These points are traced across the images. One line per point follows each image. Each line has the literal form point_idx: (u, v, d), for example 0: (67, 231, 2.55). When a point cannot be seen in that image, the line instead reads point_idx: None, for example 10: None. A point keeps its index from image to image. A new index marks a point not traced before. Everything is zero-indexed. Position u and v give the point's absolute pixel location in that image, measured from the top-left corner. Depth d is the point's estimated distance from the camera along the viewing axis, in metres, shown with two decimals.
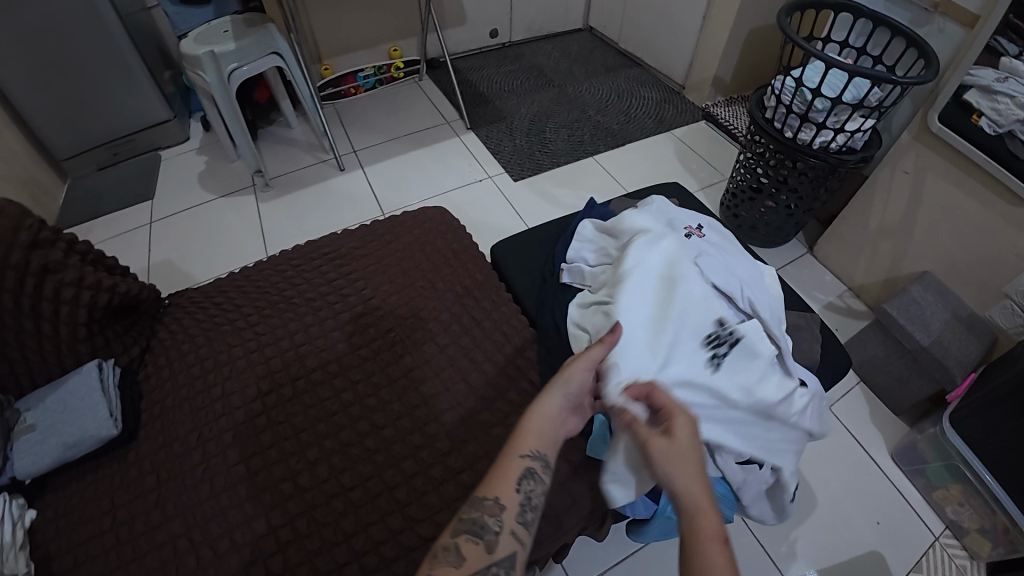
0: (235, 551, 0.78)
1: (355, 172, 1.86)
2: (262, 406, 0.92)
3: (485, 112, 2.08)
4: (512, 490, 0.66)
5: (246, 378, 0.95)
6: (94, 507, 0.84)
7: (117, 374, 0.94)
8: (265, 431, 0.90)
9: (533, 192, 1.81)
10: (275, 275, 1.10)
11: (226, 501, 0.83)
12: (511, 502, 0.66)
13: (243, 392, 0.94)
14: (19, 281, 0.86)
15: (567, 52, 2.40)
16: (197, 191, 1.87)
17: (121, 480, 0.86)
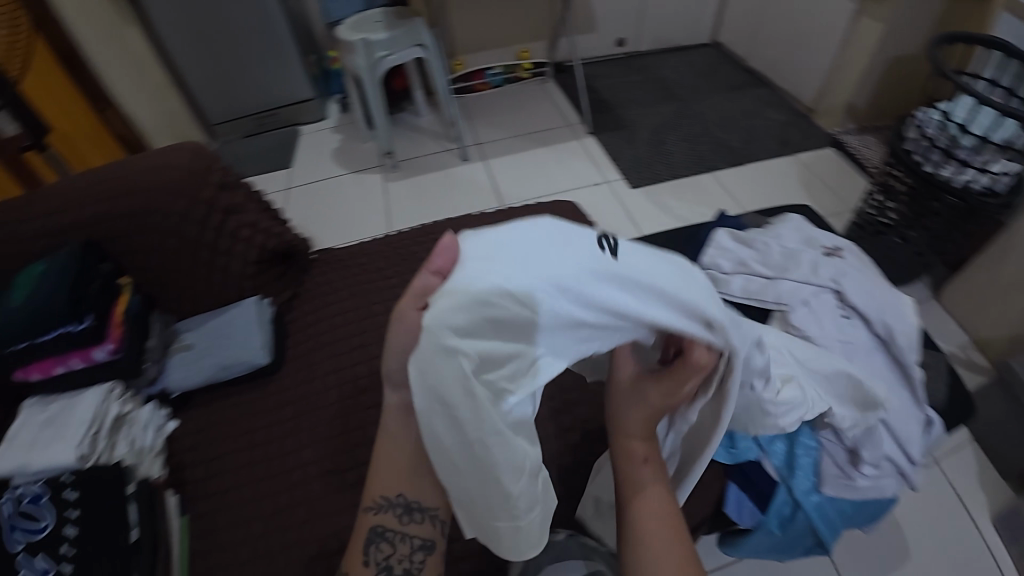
0: (360, 486, 0.86)
1: (475, 163, 1.93)
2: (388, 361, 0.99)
3: (605, 119, 2.09)
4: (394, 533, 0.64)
5: (360, 344, 1.01)
6: (220, 431, 0.96)
7: (270, 312, 1.05)
8: (360, 398, 0.95)
9: (648, 201, 1.81)
10: (413, 243, 1.18)
11: (310, 458, 0.90)
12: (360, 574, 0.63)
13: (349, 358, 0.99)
14: (206, 215, 0.98)
15: (693, 66, 2.37)
16: (333, 165, 1.99)
17: (253, 406, 0.97)
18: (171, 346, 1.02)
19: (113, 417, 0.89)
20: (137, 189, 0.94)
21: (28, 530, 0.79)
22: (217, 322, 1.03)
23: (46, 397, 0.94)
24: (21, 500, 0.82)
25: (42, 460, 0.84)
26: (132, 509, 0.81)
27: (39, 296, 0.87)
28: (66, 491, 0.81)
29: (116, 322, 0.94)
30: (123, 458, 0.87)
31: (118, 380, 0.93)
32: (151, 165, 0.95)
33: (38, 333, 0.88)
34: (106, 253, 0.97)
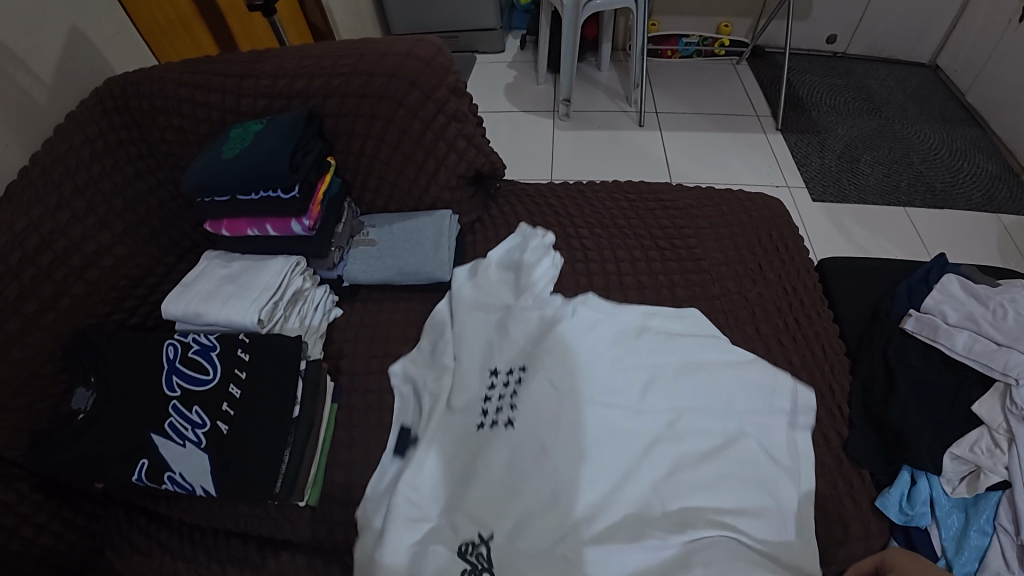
0: None
1: (651, 132, 1.81)
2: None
3: (797, 118, 1.92)
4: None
5: None
6: (378, 335, 1.00)
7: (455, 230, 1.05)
8: None
9: (828, 219, 1.63)
10: (613, 206, 1.18)
11: None
12: None
13: None
14: (433, 116, 0.98)
15: (905, 86, 2.09)
16: (504, 103, 1.92)
17: (415, 316, 1.01)
18: (355, 237, 1.06)
19: (294, 291, 0.95)
20: (378, 71, 0.97)
21: (198, 378, 0.86)
22: (400, 226, 1.05)
23: (230, 252, 1.01)
24: (194, 346, 0.88)
25: (224, 313, 0.89)
26: (300, 383, 0.87)
27: (256, 151, 0.88)
28: (239, 351, 0.87)
29: (316, 200, 0.95)
30: (293, 329, 0.94)
31: (304, 256, 0.96)
32: (399, 56, 0.97)
33: (245, 191, 0.90)
34: (325, 128, 1.02)
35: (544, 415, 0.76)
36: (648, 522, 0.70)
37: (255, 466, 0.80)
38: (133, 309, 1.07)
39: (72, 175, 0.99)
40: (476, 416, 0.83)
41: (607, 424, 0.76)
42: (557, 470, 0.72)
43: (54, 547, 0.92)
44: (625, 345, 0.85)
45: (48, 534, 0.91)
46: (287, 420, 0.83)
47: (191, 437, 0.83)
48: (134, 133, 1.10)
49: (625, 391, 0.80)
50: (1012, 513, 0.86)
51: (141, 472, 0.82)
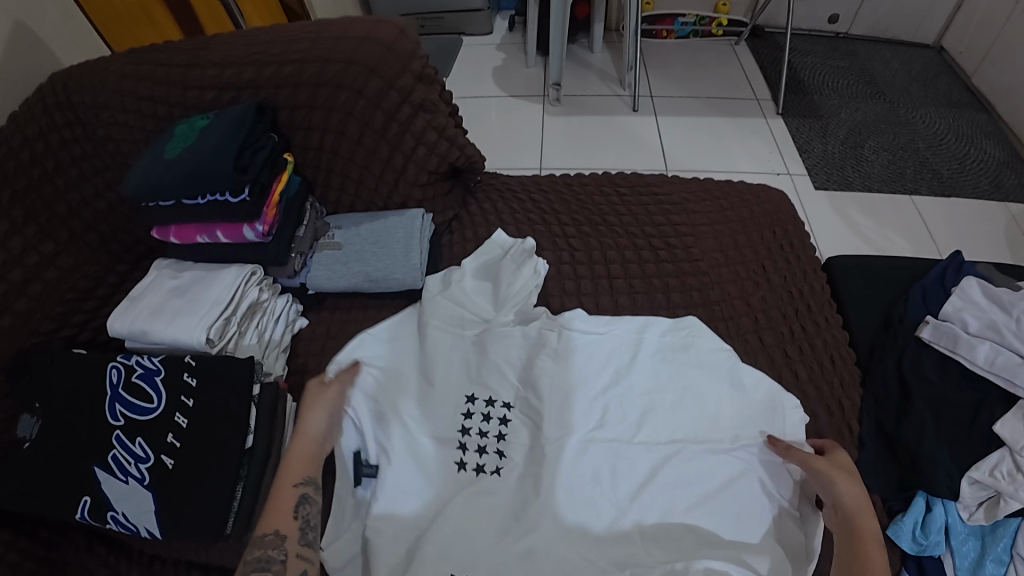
0: None
1: (645, 117, 1.71)
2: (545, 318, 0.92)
3: (799, 102, 1.82)
4: (289, 520, 0.69)
5: None
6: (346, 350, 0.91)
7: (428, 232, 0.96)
8: None
9: (832, 210, 1.54)
10: (604, 200, 1.08)
11: None
12: (291, 531, 0.68)
13: None
14: (396, 106, 0.88)
15: (909, 68, 2.00)
16: (491, 88, 1.81)
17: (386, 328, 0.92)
18: (320, 240, 0.96)
19: (249, 303, 0.86)
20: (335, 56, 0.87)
21: (142, 407, 0.78)
22: (368, 228, 0.96)
23: (182, 261, 0.93)
24: (138, 370, 0.80)
25: (170, 333, 0.80)
26: (253, 410, 0.78)
27: (198, 152, 0.81)
28: (185, 376, 0.78)
29: (271, 203, 0.88)
30: (249, 347, 0.85)
31: (258, 264, 0.89)
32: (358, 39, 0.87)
33: (189, 194, 0.83)
34: (280, 121, 0.92)
35: (532, 466, 0.75)
36: (646, 568, 0.68)
37: (203, 507, 0.71)
38: (83, 323, 0.95)
39: (12, 181, 0.92)
40: (454, 454, 0.77)
41: (597, 478, 0.74)
42: (555, 518, 0.71)
43: None
44: (618, 381, 0.81)
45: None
46: (239, 454, 0.74)
47: (134, 473, 0.75)
48: (78, 132, 0.99)
49: (614, 431, 0.77)
50: None
51: (84, 510, 0.75)
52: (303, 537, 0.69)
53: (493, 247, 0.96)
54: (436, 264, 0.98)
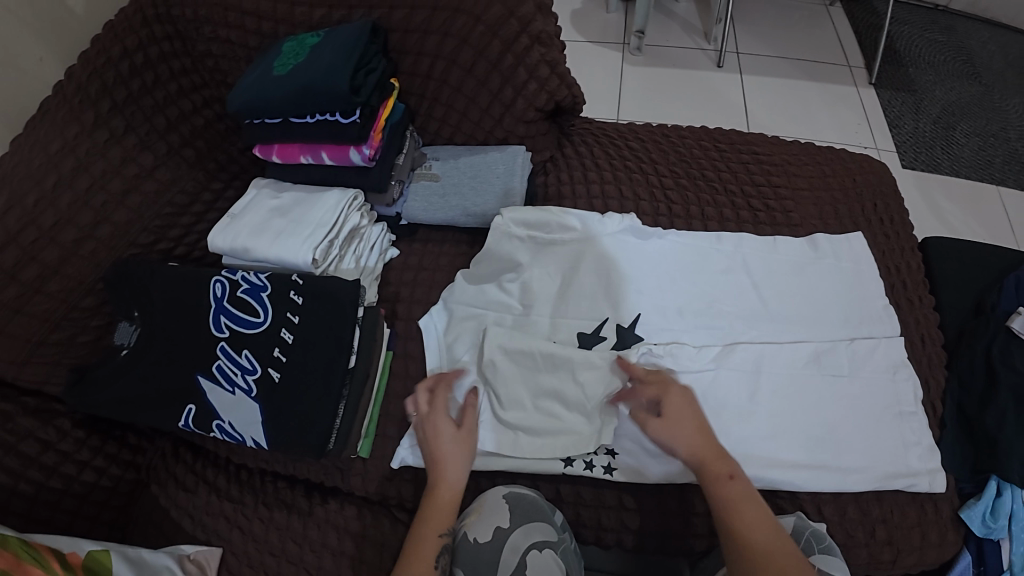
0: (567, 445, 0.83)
1: (726, 75, 1.60)
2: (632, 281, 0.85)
3: (890, 73, 1.67)
4: (430, 568, 0.66)
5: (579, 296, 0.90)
6: (438, 282, 0.91)
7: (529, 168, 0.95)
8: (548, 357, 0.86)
9: (915, 192, 1.44)
10: (702, 154, 1.03)
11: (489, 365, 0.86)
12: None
13: None
14: (515, 35, 0.83)
15: (1007, 52, 1.77)
16: (569, 32, 1.72)
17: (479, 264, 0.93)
18: (417, 170, 0.95)
19: (351, 228, 0.87)
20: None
21: (248, 321, 0.81)
22: (465, 162, 0.93)
23: (280, 180, 0.93)
24: (244, 286, 0.82)
25: (276, 251, 0.82)
26: (356, 333, 0.80)
27: (311, 70, 0.80)
28: (291, 295, 0.80)
29: (378, 127, 0.85)
30: (348, 271, 0.87)
31: (361, 188, 0.88)
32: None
33: (298, 112, 0.83)
34: (389, 45, 0.89)
35: None
36: None
37: (309, 423, 0.75)
38: (179, 239, 0.97)
39: (110, 92, 0.91)
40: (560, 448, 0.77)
41: None
42: None
43: (98, 483, 0.91)
44: None
45: (93, 469, 0.90)
46: (343, 373, 0.77)
47: (241, 384, 0.79)
48: (177, 46, 0.99)
49: None
50: None
51: (188, 417, 0.80)
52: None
53: (593, 209, 0.94)
54: (528, 203, 0.97)
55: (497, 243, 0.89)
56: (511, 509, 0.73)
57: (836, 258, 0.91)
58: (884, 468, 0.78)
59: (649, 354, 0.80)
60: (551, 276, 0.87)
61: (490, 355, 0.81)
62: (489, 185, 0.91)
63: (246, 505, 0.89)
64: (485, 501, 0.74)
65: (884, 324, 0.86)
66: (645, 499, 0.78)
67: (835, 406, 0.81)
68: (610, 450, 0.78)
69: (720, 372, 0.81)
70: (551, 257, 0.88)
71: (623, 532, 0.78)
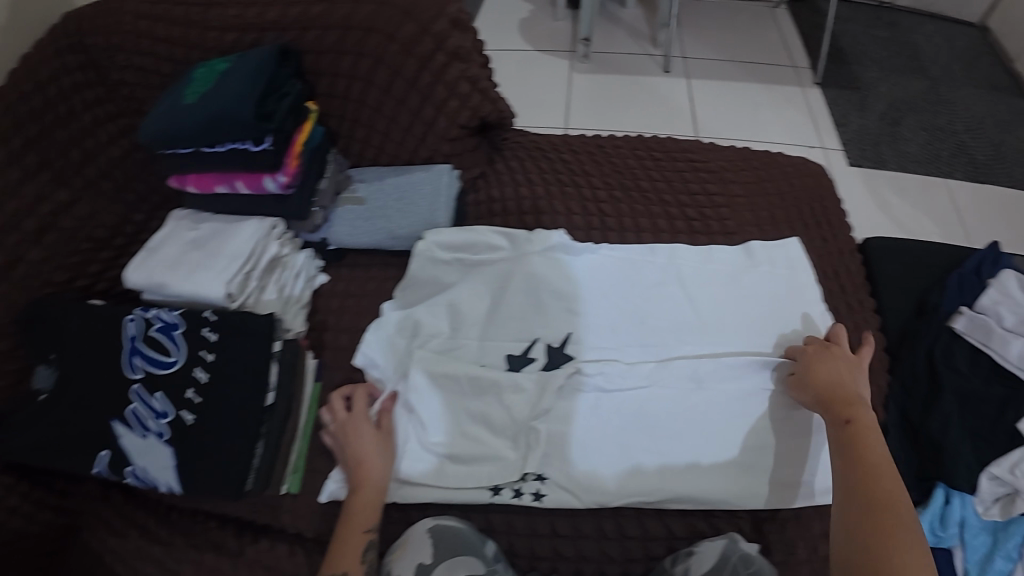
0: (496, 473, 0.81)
1: (674, 79, 1.59)
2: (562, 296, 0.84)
3: (837, 71, 1.67)
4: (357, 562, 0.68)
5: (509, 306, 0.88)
6: (367, 308, 0.89)
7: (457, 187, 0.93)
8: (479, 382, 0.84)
9: (864, 189, 1.44)
10: (637, 164, 1.02)
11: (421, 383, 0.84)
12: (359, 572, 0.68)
13: None
14: (430, 53, 0.82)
15: (951, 46, 1.78)
16: (515, 42, 1.70)
17: None
18: (341, 194, 0.92)
19: (271, 258, 0.84)
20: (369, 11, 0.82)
21: (161, 360, 0.78)
22: (390, 184, 0.91)
23: (199, 212, 0.89)
24: (156, 324, 0.79)
25: (190, 287, 0.79)
26: (274, 367, 0.77)
27: (219, 98, 0.76)
28: (204, 331, 0.77)
29: (293, 152, 0.82)
30: (269, 303, 0.83)
31: (281, 217, 0.85)
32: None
33: (208, 142, 0.79)
34: (304, 67, 0.87)
35: None
36: None
37: (225, 465, 0.72)
38: (99, 274, 0.94)
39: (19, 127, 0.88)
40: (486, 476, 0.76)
41: None
42: None
43: (21, 534, 0.87)
44: None
45: (16, 520, 0.86)
46: (259, 411, 0.74)
47: (153, 428, 0.76)
48: (92, 76, 0.96)
49: None
50: None
51: (103, 463, 0.77)
52: None
53: (523, 226, 0.92)
54: (458, 222, 0.95)
55: (421, 268, 0.87)
56: (434, 544, 0.70)
57: (771, 265, 0.89)
58: (818, 482, 0.77)
59: (579, 375, 0.79)
60: (481, 297, 0.85)
61: (417, 382, 0.79)
62: (414, 208, 0.88)
63: (175, 549, 0.85)
64: (409, 537, 0.71)
65: (820, 333, 0.84)
66: (579, 524, 0.76)
67: (771, 420, 0.78)
68: (538, 476, 0.75)
69: (654, 390, 0.79)
70: (480, 277, 0.85)
71: (559, 558, 0.76)
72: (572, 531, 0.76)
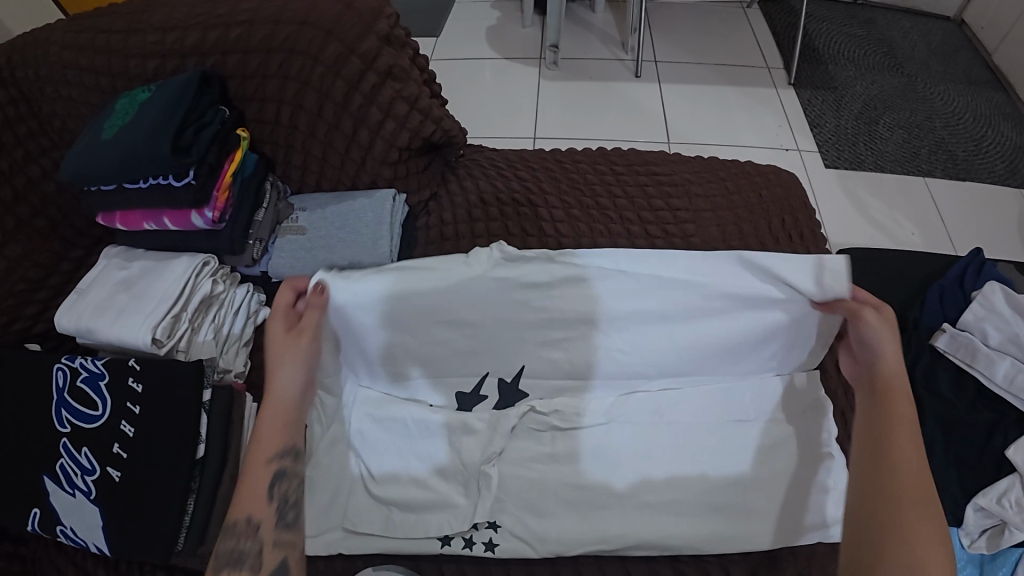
0: None
1: (644, 85, 1.55)
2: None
3: (810, 71, 1.62)
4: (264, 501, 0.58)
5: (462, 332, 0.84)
6: None
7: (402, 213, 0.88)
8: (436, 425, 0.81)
9: (842, 191, 1.39)
10: (597, 179, 0.98)
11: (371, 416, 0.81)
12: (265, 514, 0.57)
13: None
14: (359, 74, 0.77)
15: (929, 41, 1.74)
16: (482, 51, 1.65)
17: None
18: (281, 224, 0.87)
19: (205, 296, 0.78)
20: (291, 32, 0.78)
21: (87, 413, 0.73)
22: (332, 212, 0.86)
23: (134, 248, 0.84)
24: (83, 373, 0.74)
25: (116, 332, 0.73)
26: (205, 415, 0.72)
27: (136, 131, 0.72)
28: (130, 380, 0.72)
29: (224, 184, 0.78)
30: (205, 345, 0.78)
31: (215, 252, 0.80)
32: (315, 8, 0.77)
33: (129, 178, 0.74)
34: (230, 93, 0.82)
35: None
36: None
37: (153, 525, 0.67)
38: (36, 316, 0.86)
39: None
40: (437, 525, 0.71)
41: None
42: None
43: None
44: None
45: None
46: (190, 465, 0.69)
47: (81, 485, 0.71)
48: (23, 109, 0.91)
49: None
50: None
51: (35, 521, 0.72)
52: (282, 519, 0.59)
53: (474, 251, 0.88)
54: (406, 248, 0.90)
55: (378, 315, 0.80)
56: None
57: None
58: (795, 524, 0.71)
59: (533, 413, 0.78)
60: None
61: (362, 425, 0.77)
62: (355, 236, 0.83)
63: None
64: None
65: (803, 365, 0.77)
66: None
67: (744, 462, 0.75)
68: (490, 524, 0.71)
69: (611, 426, 0.78)
70: None
71: None
72: None
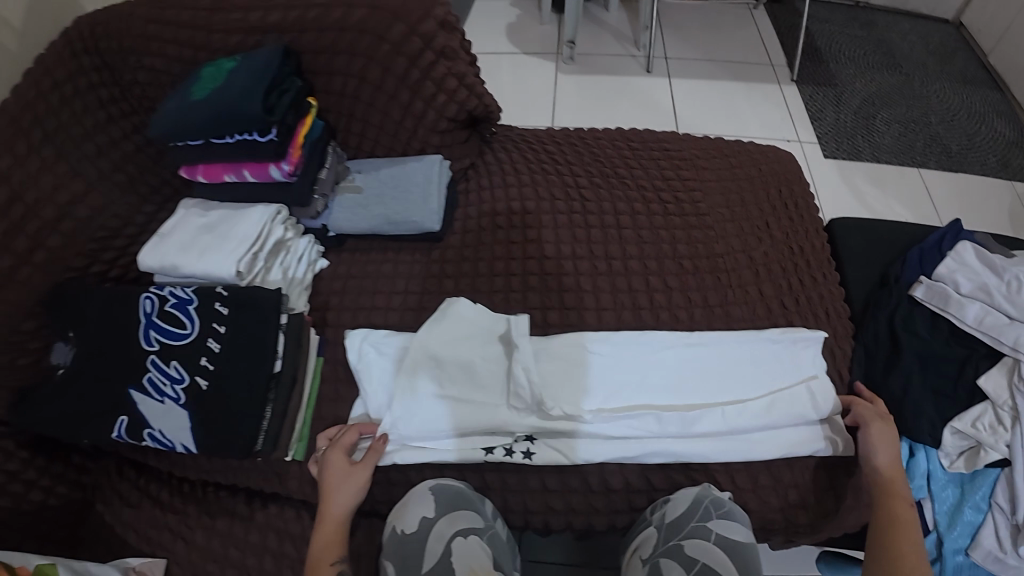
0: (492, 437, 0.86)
1: (655, 79, 1.67)
2: (542, 268, 0.94)
3: (811, 68, 1.75)
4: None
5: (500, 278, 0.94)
6: (365, 288, 0.95)
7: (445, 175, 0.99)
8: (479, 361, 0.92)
9: (839, 177, 1.51)
10: (617, 152, 1.10)
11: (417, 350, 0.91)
12: None
13: (469, 274, 0.94)
14: (419, 52, 0.89)
15: (925, 44, 1.86)
16: (504, 46, 1.78)
17: (403, 267, 0.97)
18: (340, 184, 0.99)
19: (275, 241, 0.90)
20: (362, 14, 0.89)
21: (175, 334, 0.84)
22: (387, 174, 0.98)
23: (207, 201, 0.96)
24: (171, 300, 0.85)
25: (202, 266, 0.85)
26: (280, 338, 0.83)
27: (229, 92, 0.83)
28: (217, 305, 0.83)
29: (297, 143, 0.90)
30: (275, 282, 0.90)
31: (286, 204, 0.92)
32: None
33: (219, 133, 0.86)
34: (302, 66, 0.94)
35: None
36: None
37: (236, 426, 0.78)
38: (113, 261, 0.99)
39: None
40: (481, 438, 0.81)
41: None
42: None
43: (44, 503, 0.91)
44: None
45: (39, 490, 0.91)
46: (268, 377, 0.80)
47: (170, 393, 0.82)
48: (106, 76, 1.02)
49: None
50: (1008, 491, 0.83)
51: (121, 428, 0.83)
52: None
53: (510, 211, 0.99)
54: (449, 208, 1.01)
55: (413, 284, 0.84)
56: (435, 501, 0.76)
57: None
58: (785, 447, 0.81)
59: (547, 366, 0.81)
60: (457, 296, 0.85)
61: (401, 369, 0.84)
62: (407, 194, 0.95)
63: (189, 515, 0.91)
64: (412, 496, 0.77)
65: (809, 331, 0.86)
66: (566, 479, 0.81)
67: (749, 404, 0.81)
68: (528, 437, 0.81)
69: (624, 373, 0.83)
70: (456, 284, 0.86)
71: (549, 512, 0.81)
72: (560, 486, 0.81)
